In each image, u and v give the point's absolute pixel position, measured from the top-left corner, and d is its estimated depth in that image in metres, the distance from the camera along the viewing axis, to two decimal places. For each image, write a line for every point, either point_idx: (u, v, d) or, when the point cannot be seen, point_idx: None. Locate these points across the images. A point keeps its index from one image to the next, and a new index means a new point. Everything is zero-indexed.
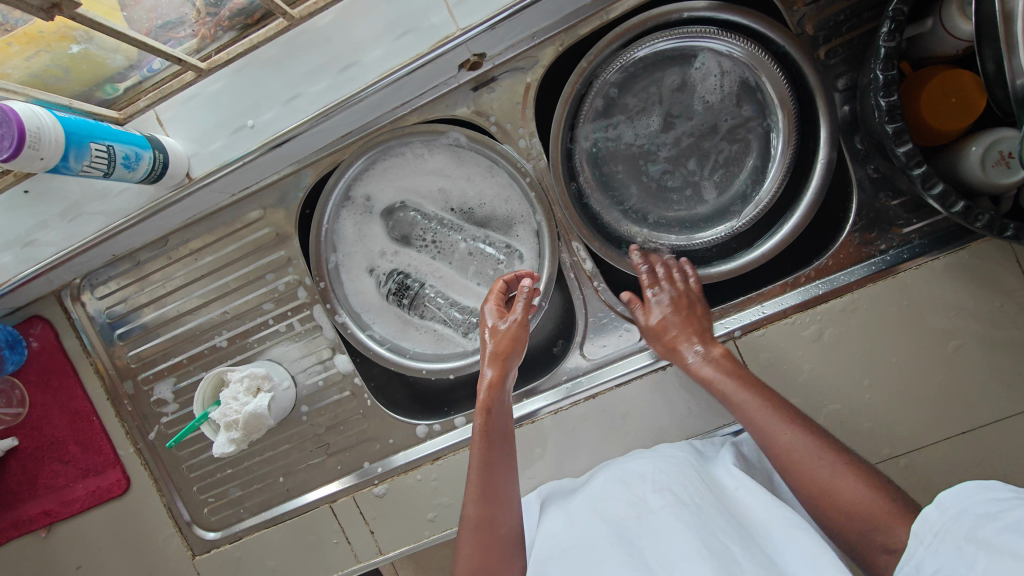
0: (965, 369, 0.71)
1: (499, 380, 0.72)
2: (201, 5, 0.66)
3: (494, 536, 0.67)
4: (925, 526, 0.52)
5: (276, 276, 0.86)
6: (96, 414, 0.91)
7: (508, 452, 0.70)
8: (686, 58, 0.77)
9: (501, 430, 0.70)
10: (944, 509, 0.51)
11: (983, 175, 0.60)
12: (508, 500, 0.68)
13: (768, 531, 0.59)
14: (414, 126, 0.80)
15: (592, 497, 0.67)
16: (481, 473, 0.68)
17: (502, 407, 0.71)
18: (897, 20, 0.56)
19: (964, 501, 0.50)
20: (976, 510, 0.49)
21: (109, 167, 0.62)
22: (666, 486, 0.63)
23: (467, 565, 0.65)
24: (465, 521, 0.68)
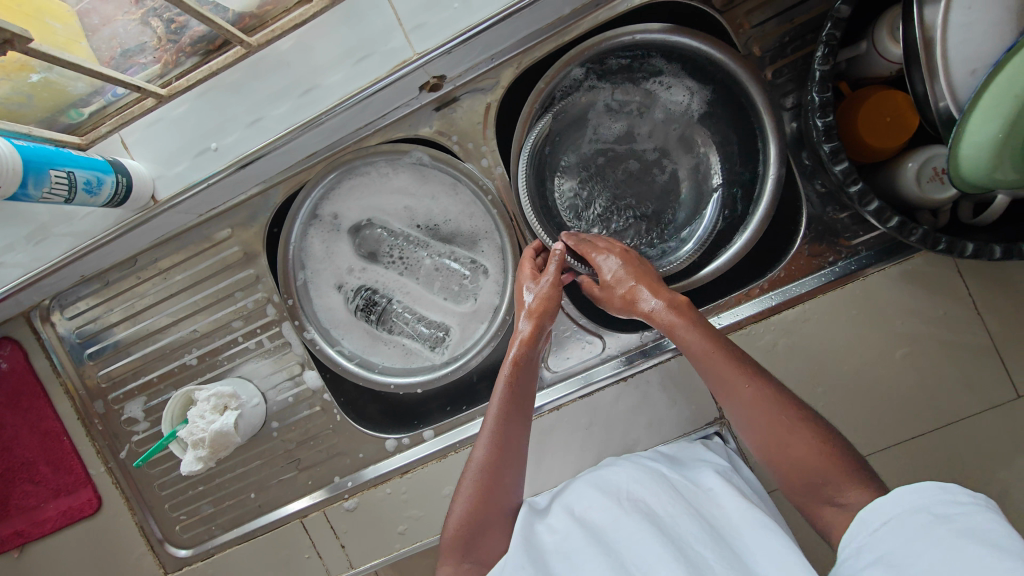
0: (912, 376, 0.74)
1: (530, 341, 0.72)
2: (161, 32, 0.67)
3: (496, 484, 0.66)
4: (873, 513, 0.52)
5: (245, 294, 0.87)
6: (66, 434, 0.91)
7: (527, 415, 0.70)
8: (639, 83, 0.80)
9: (526, 385, 0.71)
10: (900, 502, 0.51)
11: (919, 189, 0.63)
12: (518, 459, 0.68)
13: (739, 534, 0.59)
14: (378, 146, 0.82)
15: (569, 504, 0.67)
16: (500, 418, 0.68)
17: (529, 366, 0.72)
18: (831, 45, 0.59)
19: (925, 500, 0.50)
20: (935, 510, 0.49)
21: (69, 192, 0.63)
22: (639, 495, 0.64)
23: (462, 512, 0.65)
24: (470, 464, 0.68)
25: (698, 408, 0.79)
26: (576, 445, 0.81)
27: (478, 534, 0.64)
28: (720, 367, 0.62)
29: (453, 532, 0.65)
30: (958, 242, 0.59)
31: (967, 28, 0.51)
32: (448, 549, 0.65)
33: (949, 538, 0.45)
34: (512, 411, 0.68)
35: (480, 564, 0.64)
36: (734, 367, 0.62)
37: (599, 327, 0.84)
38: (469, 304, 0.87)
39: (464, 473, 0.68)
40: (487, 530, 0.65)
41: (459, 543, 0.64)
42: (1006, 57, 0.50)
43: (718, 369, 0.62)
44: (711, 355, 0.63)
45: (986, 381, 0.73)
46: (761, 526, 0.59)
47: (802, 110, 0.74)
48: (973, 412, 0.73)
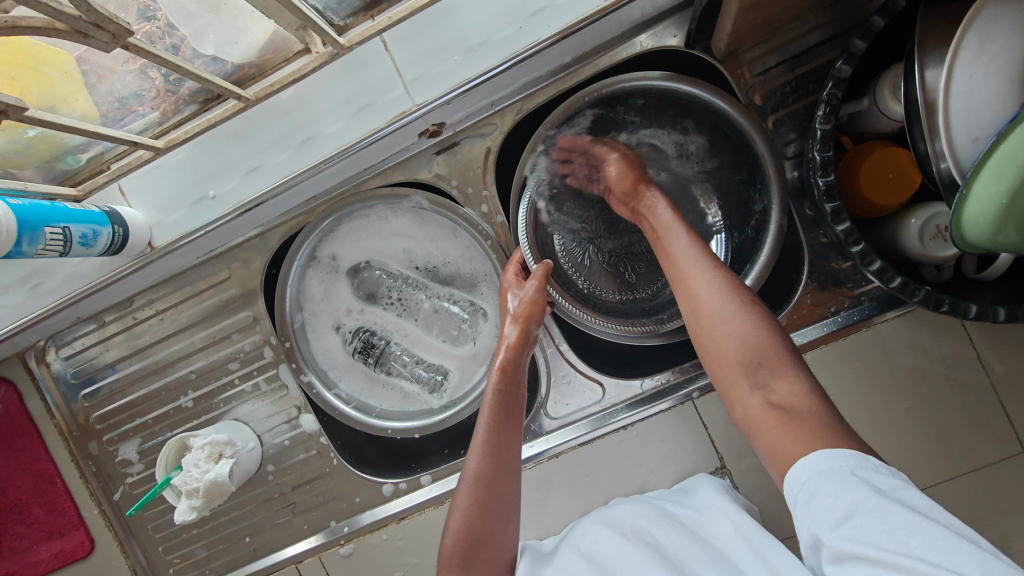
0: (913, 428, 0.74)
1: (515, 349, 0.72)
2: (161, 84, 0.66)
3: (492, 490, 0.66)
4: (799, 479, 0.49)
5: (241, 336, 0.87)
6: (59, 476, 0.90)
7: (517, 422, 0.70)
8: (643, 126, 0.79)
9: (515, 391, 0.71)
10: (825, 469, 0.48)
11: (921, 246, 0.62)
12: (512, 463, 0.68)
13: (736, 547, 0.61)
14: (378, 190, 0.81)
15: (576, 538, 0.70)
16: (490, 426, 0.68)
17: (516, 370, 0.72)
18: (832, 103, 0.59)
19: (847, 463, 0.48)
20: (860, 474, 0.47)
21: (65, 247, 0.62)
22: (643, 528, 0.66)
23: (460, 523, 0.65)
24: (463, 474, 0.67)
25: (699, 456, 0.79)
26: (575, 492, 0.80)
27: (478, 542, 0.64)
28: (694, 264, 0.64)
29: (452, 541, 0.65)
30: (962, 304, 0.58)
31: (968, 96, 0.51)
32: (448, 558, 0.64)
33: (890, 511, 0.43)
34: (505, 419, 0.69)
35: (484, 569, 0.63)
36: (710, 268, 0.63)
37: (599, 373, 0.83)
38: (468, 348, 0.86)
39: (459, 483, 0.67)
40: (486, 537, 0.65)
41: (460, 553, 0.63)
42: (1006, 128, 0.49)
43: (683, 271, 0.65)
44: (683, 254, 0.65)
45: (989, 433, 0.73)
46: (754, 535, 0.61)
47: (804, 159, 0.74)
48: (977, 466, 0.73)
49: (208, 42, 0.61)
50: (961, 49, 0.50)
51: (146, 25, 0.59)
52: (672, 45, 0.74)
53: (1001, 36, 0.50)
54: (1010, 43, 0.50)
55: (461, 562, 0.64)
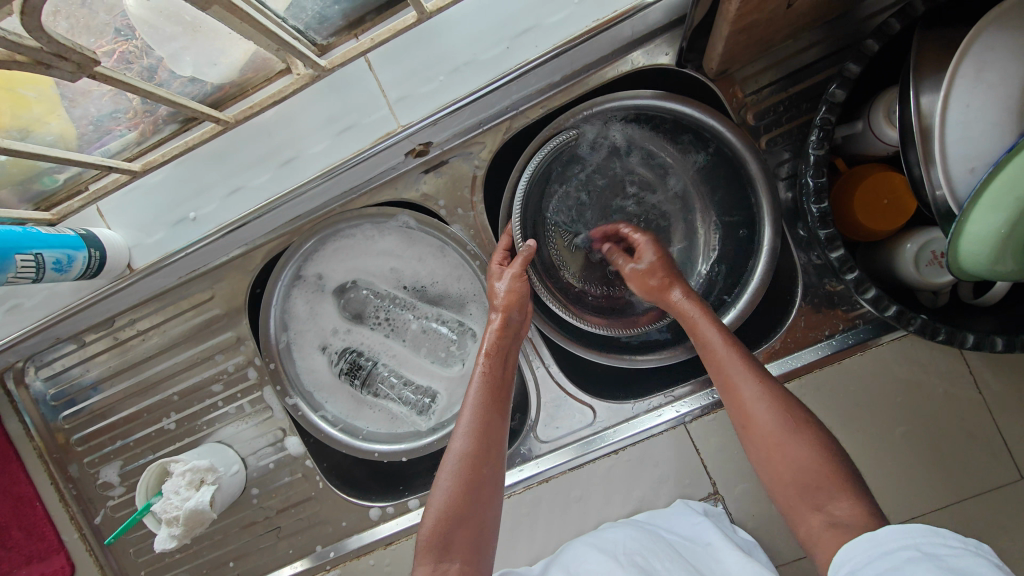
0: (909, 454, 0.72)
1: (500, 338, 0.72)
2: (138, 105, 0.64)
3: (475, 474, 0.65)
4: (855, 548, 0.50)
5: (225, 357, 0.85)
6: (39, 499, 0.87)
7: (504, 412, 0.70)
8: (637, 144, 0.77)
9: (500, 378, 0.71)
10: (883, 538, 0.49)
11: (917, 273, 0.61)
12: (497, 451, 0.67)
13: None
14: (364, 209, 0.80)
15: (566, 562, 0.68)
16: (477, 409, 0.68)
17: (503, 359, 0.72)
18: (825, 129, 0.58)
19: (913, 538, 0.48)
20: (923, 548, 0.47)
21: (38, 273, 0.61)
22: (636, 553, 0.65)
23: (440, 506, 0.63)
24: (447, 458, 0.66)
25: (691, 481, 0.77)
26: (565, 518, 0.79)
27: (456, 528, 0.62)
28: (742, 371, 0.62)
29: (432, 525, 0.62)
30: (958, 334, 0.57)
31: (965, 125, 0.50)
32: (424, 544, 0.62)
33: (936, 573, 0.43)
34: (491, 406, 0.68)
35: (461, 555, 0.61)
36: (752, 371, 0.62)
37: (590, 396, 0.81)
38: (457, 369, 0.84)
39: (441, 465, 0.66)
40: (466, 523, 0.63)
41: (436, 537, 0.61)
42: (1005, 158, 0.48)
43: (732, 372, 0.63)
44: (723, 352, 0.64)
45: (986, 460, 0.71)
46: None
47: (797, 180, 0.73)
48: (973, 494, 0.71)
49: (185, 63, 0.60)
50: (957, 77, 0.49)
51: (123, 45, 0.57)
52: (664, 63, 0.72)
53: (998, 66, 0.49)
54: (1007, 73, 0.49)
55: (438, 548, 0.61)
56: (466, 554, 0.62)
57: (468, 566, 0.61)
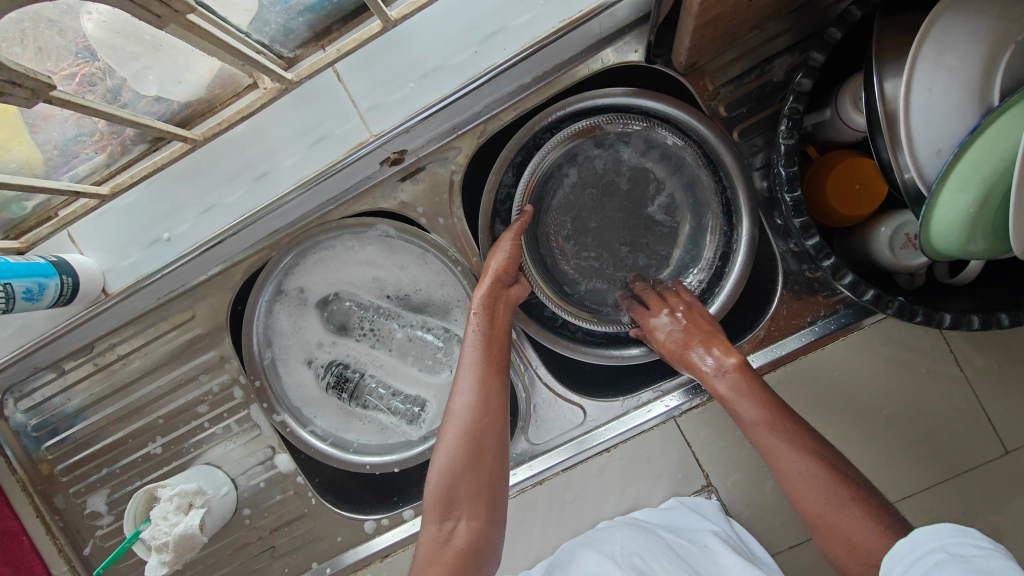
0: (897, 435, 0.73)
1: (490, 296, 0.72)
2: (104, 128, 0.63)
3: (477, 434, 0.65)
4: (894, 557, 0.52)
5: (209, 377, 0.84)
6: (26, 533, 0.85)
7: (502, 369, 0.70)
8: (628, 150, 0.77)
9: (494, 336, 0.71)
10: (918, 543, 0.51)
11: (892, 256, 0.62)
12: (498, 407, 0.68)
13: None
14: (343, 221, 0.79)
15: (565, 565, 0.68)
16: (475, 366, 0.68)
17: (494, 317, 0.72)
18: (794, 119, 0.59)
19: (942, 540, 0.50)
20: (952, 549, 0.48)
21: (8, 303, 0.60)
22: (633, 553, 0.65)
23: (444, 465, 0.64)
24: (447, 416, 0.68)
25: (685, 475, 0.78)
26: (562, 519, 0.78)
27: (461, 486, 0.63)
28: (773, 443, 0.63)
29: (436, 483, 0.64)
30: (935, 314, 0.57)
31: (929, 109, 0.50)
32: (431, 501, 0.64)
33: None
34: (486, 365, 0.68)
35: (467, 512, 0.63)
36: (789, 446, 0.62)
37: (579, 396, 0.81)
38: (445, 375, 0.84)
39: (442, 425, 0.67)
40: (471, 481, 0.64)
41: (443, 497, 0.63)
42: (969, 139, 0.49)
43: (769, 444, 0.63)
44: (754, 427, 0.64)
45: (970, 437, 0.72)
46: None
47: (771, 170, 0.73)
48: (961, 471, 0.72)
49: (149, 82, 0.58)
50: (917, 62, 0.50)
51: (85, 67, 0.56)
52: (634, 60, 0.72)
53: (957, 48, 0.49)
54: (966, 55, 0.49)
55: (444, 504, 0.63)
56: (472, 510, 0.63)
57: (475, 522, 0.63)
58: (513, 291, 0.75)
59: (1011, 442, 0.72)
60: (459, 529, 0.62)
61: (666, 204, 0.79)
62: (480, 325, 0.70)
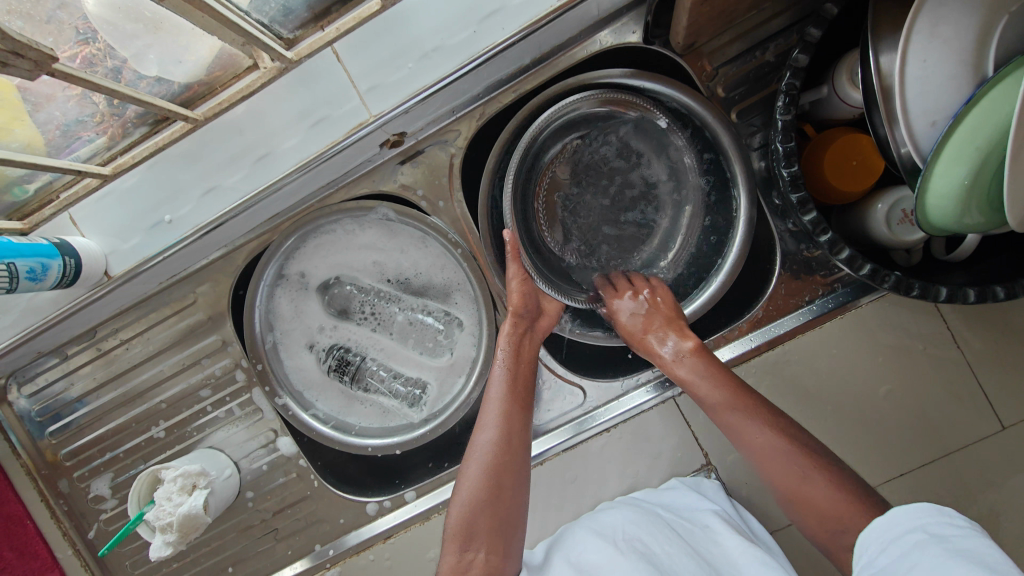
0: (894, 412, 0.74)
1: (514, 333, 0.75)
2: (105, 108, 0.63)
3: (502, 468, 0.66)
4: (872, 536, 0.55)
5: (211, 361, 0.84)
6: (30, 518, 0.85)
7: (528, 407, 0.72)
8: (621, 125, 0.77)
9: (519, 376, 0.73)
10: (896, 524, 0.53)
11: (889, 231, 0.62)
12: (521, 443, 0.69)
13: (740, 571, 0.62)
14: (342, 204, 0.79)
15: (567, 548, 0.68)
16: (502, 404, 0.70)
17: (520, 353, 0.74)
18: (791, 94, 0.59)
19: (921, 520, 0.52)
20: (929, 529, 0.51)
21: (12, 282, 0.60)
22: (635, 536, 0.65)
23: (466, 497, 0.66)
24: (471, 450, 0.69)
25: (685, 454, 0.78)
26: (563, 499, 0.79)
27: (481, 517, 0.64)
28: (731, 417, 0.66)
29: (457, 514, 0.65)
30: (931, 288, 0.58)
31: (924, 80, 0.51)
32: (452, 531, 0.65)
33: (938, 556, 0.47)
34: (511, 399, 0.70)
35: (486, 544, 0.63)
36: (762, 427, 0.64)
37: (579, 377, 0.82)
38: (445, 359, 0.84)
39: (465, 459, 0.69)
40: (492, 513, 0.64)
41: (463, 528, 0.64)
42: (963, 111, 0.49)
43: (730, 420, 0.66)
44: (719, 407, 0.66)
45: (967, 414, 0.73)
46: (761, 563, 0.61)
47: (769, 150, 0.74)
48: (958, 447, 0.73)
49: (150, 62, 0.59)
50: (913, 34, 0.50)
51: (84, 47, 0.57)
52: (632, 41, 0.72)
53: (952, 19, 0.50)
54: (961, 26, 0.50)
55: (464, 535, 0.64)
56: (491, 542, 0.64)
57: (493, 554, 0.63)
58: (541, 327, 0.78)
59: (1007, 417, 0.72)
60: (478, 560, 0.62)
61: (657, 184, 0.80)
62: (506, 361, 0.73)
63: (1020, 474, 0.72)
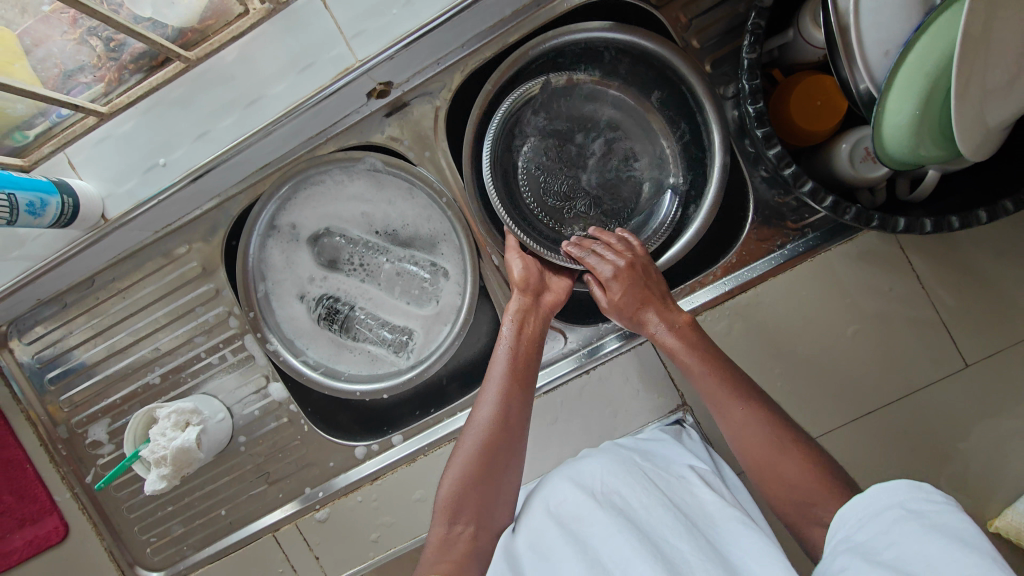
0: (862, 353, 0.77)
1: (522, 312, 0.77)
2: (102, 50, 0.67)
3: (496, 448, 0.70)
4: (851, 512, 0.57)
5: (205, 308, 0.87)
6: (30, 462, 0.90)
7: (530, 386, 0.74)
8: (587, 113, 0.80)
9: (521, 356, 0.75)
10: (877, 501, 0.54)
11: (852, 169, 0.65)
12: (520, 426, 0.72)
13: (715, 526, 0.62)
14: (332, 154, 0.82)
15: (548, 500, 0.68)
16: (502, 387, 0.72)
17: (523, 331, 0.76)
18: (756, 34, 0.61)
19: (898, 497, 0.53)
20: (907, 506, 0.52)
21: (12, 214, 0.64)
22: (613, 488, 0.65)
23: (456, 476, 0.69)
24: (469, 426, 0.72)
25: (662, 396, 0.82)
26: (545, 439, 0.83)
27: (469, 495, 0.68)
28: (715, 390, 0.69)
29: (446, 490, 0.69)
30: (890, 219, 0.61)
31: (876, 12, 0.54)
32: (441, 506, 0.68)
33: (917, 533, 0.48)
34: (512, 380, 0.73)
35: (474, 520, 0.67)
36: (730, 394, 0.68)
37: (561, 323, 0.85)
38: (432, 307, 0.87)
39: (463, 434, 0.72)
40: (478, 490, 0.68)
41: (450, 503, 0.67)
42: (913, 38, 0.52)
43: (713, 392, 0.69)
44: (702, 375, 0.69)
45: (933, 354, 0.76)
46: (738, 521, 0.61)
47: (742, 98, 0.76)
48: (922, 385, 0.76)
49: (144, 3, 0.63)
50: None
51: None
52: None
53: None
54: None
55: (451, 511, 0.67)
56: (478, 518, 0.68)
57: (479, 529, 0.67)
58: (546, 303, 0.79)
59: (970, 355, 0.76)
60: (466, 533, 0.67)
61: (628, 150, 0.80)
62: (511, 339, 0.76)
63: (979, 410, 0.75)
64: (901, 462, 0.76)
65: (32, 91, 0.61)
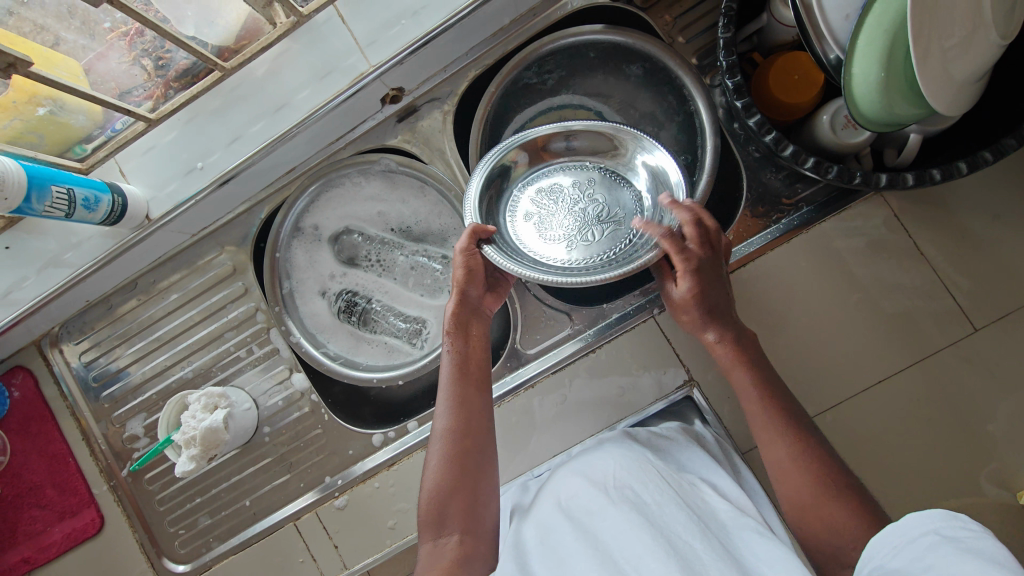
0: (865, 322, 0.78)
1: (460, 310, 0.73)
2: (151, 68, 0.76)
3: (464, 452, 0.67)
4: (883, 540, 0.48)
5: (235, 305, 0.94)
6: (71, 456, 0.95)
7: (481, 385, 0.72)
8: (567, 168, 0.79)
9: (464, 355, 0.72)
10: (908, 529, 0.46)
11: (834, 135, 0.68)
12: (484, 425, 0.70)
13: (731, 532, 0.54)
14: (351, 158, 0.89)
15: (555, 495, 0.63)
16: (458, 389, 0.70)
17: (468, 336, 0.73)
18: (729, 15, 0.67)
19: (932, 524, 0.45)
20: (943, 533, 0.44)
21: (69, 207, 0.72)
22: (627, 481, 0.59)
23: (432, 485, 0.66)
24: (434, 435, 0.69)
25: (670, 374, 0.83)
26: (555, 420, 0.84)
27: (451, 503, 0.64)
28: (736, 370, 0.67)
29: (427, 500, 0.66)
30: (872, 175, 0.64)
31: None
32: (424, 518, 0.65)
33: (950, 559, 0.40)
34: (465, 382, 0.71)
35: (460, 526, 0.64)
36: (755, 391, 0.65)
37: (568, 306, 0.88)
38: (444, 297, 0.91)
39: (431, 444, 0.69)
40: (459, 497, 0.65)
41: (434, 516, 0.64)
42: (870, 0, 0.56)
43: (738, 379, 0.66)
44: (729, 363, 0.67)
45: (939, 321, 0.76)
46: (755, 533, 0.53)
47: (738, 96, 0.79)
48: (930, 353, 0.76)
49: (189, 23, 0.70)
50: None
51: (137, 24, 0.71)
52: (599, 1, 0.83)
53: None
54: None
55: (435, 524, 0.64)
56: (465, 523, 0.64)
57: (464, 535, 0.63)
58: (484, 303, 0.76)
59: (978, 320, 0.76)
60: (452, 542, 0.62)
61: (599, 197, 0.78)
62: (456, 340, 0.72)
63: (992, 375, 0.74)
64: (915, 431, 0.75)
65: (97, 96, 0.70)
